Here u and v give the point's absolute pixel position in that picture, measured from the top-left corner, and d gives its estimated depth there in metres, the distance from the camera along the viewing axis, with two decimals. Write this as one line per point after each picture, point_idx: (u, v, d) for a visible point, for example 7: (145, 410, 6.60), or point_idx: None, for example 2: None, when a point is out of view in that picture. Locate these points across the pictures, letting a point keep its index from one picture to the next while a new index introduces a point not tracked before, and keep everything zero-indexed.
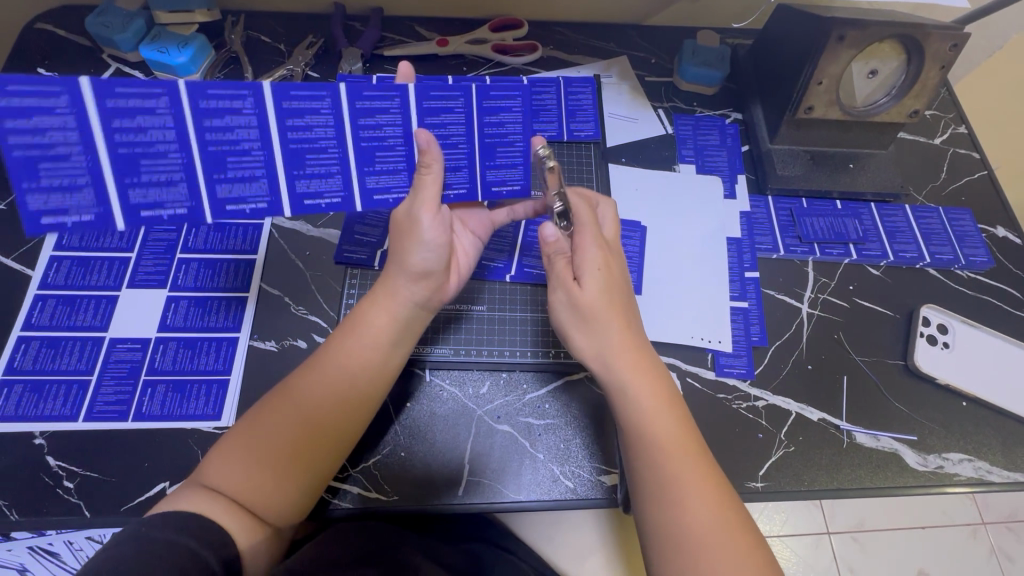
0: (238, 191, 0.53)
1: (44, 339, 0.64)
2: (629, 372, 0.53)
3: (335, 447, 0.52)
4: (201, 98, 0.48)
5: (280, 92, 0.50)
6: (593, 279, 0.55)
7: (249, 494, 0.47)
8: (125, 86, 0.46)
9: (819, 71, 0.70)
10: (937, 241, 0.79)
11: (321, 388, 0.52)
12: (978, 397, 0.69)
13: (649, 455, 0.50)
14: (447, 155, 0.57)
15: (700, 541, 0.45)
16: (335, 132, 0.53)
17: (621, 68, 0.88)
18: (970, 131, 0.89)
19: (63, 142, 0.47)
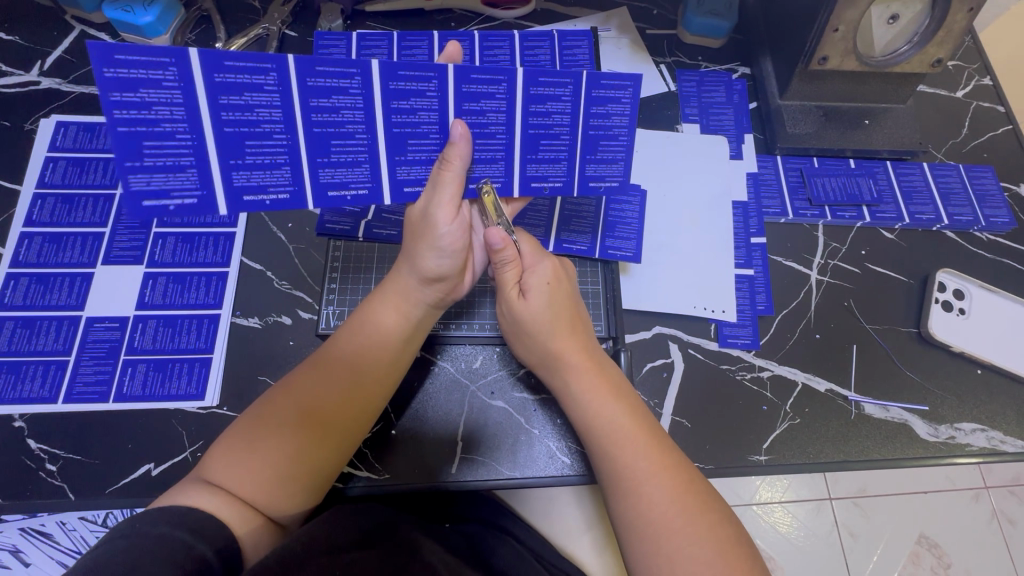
0: (340, 176, 0.51)
1: (18, 320, 0.61)
2: (572, 371, 0.54)
3: (339, 447, 0.50)
4: (309, 75, 0.44)
5: (388, 72, 0.46)
6: (538, 290, 0.56)
7: (255, 491, 0.45)
8: (232, 59, 0.42)
9: (837, 16, 0.63)
10: (956, 202, 0.74)
11: (333, 385, 0.50)
12: (993, 364, 0.66)
13: (602, 450, 0.50)
14: (545, 147, 0.54)
15: (659, 528, 0.45)
16: (438, 118, 0.50)
17: (620, 21, 0.82)
18: (994, 83, 0.83)
19: (170, 119, 0.43)
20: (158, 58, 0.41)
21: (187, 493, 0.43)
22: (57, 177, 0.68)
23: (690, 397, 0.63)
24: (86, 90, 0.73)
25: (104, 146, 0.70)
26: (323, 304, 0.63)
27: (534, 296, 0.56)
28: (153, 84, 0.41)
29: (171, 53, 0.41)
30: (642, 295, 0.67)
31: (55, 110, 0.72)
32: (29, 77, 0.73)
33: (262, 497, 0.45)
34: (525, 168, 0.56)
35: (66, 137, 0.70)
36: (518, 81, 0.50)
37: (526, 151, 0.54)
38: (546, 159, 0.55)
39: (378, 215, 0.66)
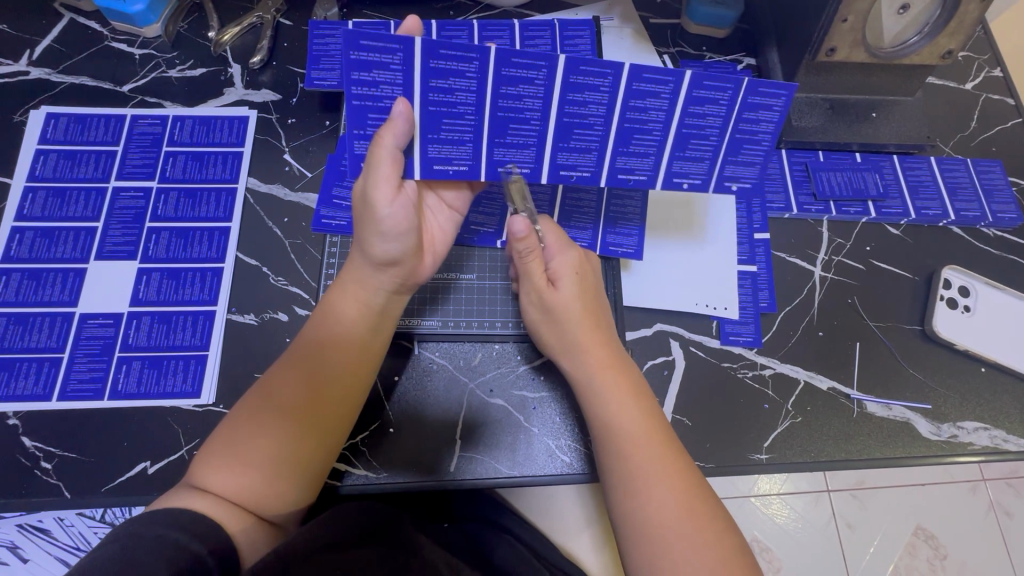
0: (511, 155, 0.54)
1: (11, 316, 0.60)
2: (594, 363, 0.54)
3: (324, 443, 0.49)
4: (505, 65, 0.47)
5: (502, 58, 0.47)
6: (566, 279, 0.56)
7: (238, 489, 0.44)
8: (447, 47, 0.46)
9: (845, 7, 0.61)
10: (963, 197, 0.73)
11: (304, 381, 0.49)
12: (997, 362, 0.65)
13: (613, 446, 0.49)
14: (636, 141, 0.54)
15: (663, 530, 0.45)
16: (541, 105, 0.50)
17: (623, 10, 0.80)
18: (1005, 75, 0.81)
19: (391, 96, 0.48)
20: (389, 44, 0.45)
21: (177, 498, 0.43)
22: (49, 170, 0.67)
23: (691, 396, 0.63)
24: (77, 80, 0.72)
25: (95, 138, 0.68)
26: (320, 301, 0.63)
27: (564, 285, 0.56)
28: (383, 66, 0.46)
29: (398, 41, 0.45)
30: (643, 291, 0.66)
31: (45, 101, 0.70)
32: (18, 67, 0.72)
33: (252, 497, 0.45)
34: (614, 160, 0.55)
35: (56, 129, 0.69)
36: (684, 81, 0.50)
37: (617, 144, 0.54)
38: (690, 156, 0.54)
39: None
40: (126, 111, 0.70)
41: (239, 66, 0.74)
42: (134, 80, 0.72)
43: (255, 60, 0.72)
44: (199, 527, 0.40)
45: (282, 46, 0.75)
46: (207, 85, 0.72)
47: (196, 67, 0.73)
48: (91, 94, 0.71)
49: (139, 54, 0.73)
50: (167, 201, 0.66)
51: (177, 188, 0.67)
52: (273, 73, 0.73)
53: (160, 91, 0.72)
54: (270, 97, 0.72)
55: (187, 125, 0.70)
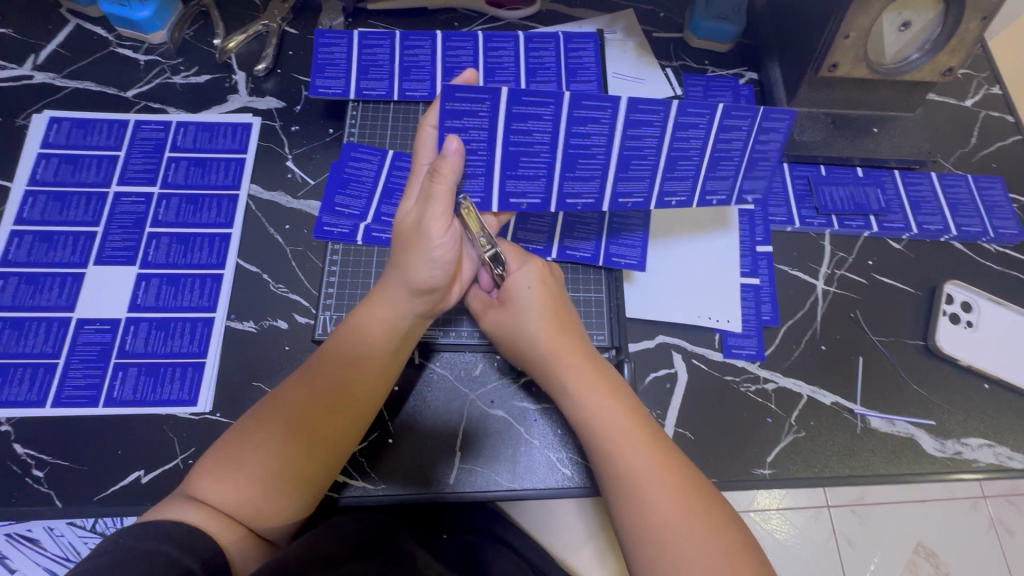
0: (578, 188, 0.56)
1: (6, 320, 0.60)
2: (569, 369, 0.53)
3: (331, 458, 0.48)
4: (577, 107, 0.50)
5: (573, 101, 0.50)
6: (524, 293, 0.56)
7: (237, 503, 0.44)
8: (529, 95, 0.49)
9: (848, 23, 0.62)
10: (964, 212, 0.73)
11: (322, 398, 0.48)
12: (1000, 379, 0.65)
13: (600, 451, 0.49)
14: (680, 167, 0.55)
15: (663, 528, 0.44)
16: (607, 142, 0.53)
17: (627, 23, 0.81)
18: (1004, 92, 0.82)
19: (476, 140, 0.51)
20: (477, 94, 0.49)
21: (171, 509, 0.42)
22: (50, 174, 0.66)
23: (694, 409, 0.62)
24: (81, 85, 0.72)
25: (97, 143, 0.68)
26: (319, 309, 0.62)
27: (522, 292, 0.55)
28: (472, 114, 0.50)
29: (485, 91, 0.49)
30: (645, 303, 0.66)
31: (47, 105, 0.70)
32: (22, 71, 0.72)
33: (253, 509, 0.44)
34: (661, 185, 0.57)
35: (59, 133, 0.68)
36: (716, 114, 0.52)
37: (665, 172, 0.55)
38: (717, 175, 0.56)
39: (378, 218, 0.65)
40: (129, 117, 0.70)
41: (243, 73, 0.74)
42: (138, 85, 0.72)
43: (260, 68, 0.73)
44: (188, 540, 0.39)
45: (287, 54, 0.75)
46: (211, 92, 0.72)
47: (200, 74, 0.73)
48: (95, 100, 0.71)
49: (144, 60, 0.74)
50: (166, 207, 0.66)
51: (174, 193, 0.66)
52: (277, 81, 0.74)
53: (164, 96, 0.72)
54: (274, 104, 0.72)
55: (190, 131, 0.70)
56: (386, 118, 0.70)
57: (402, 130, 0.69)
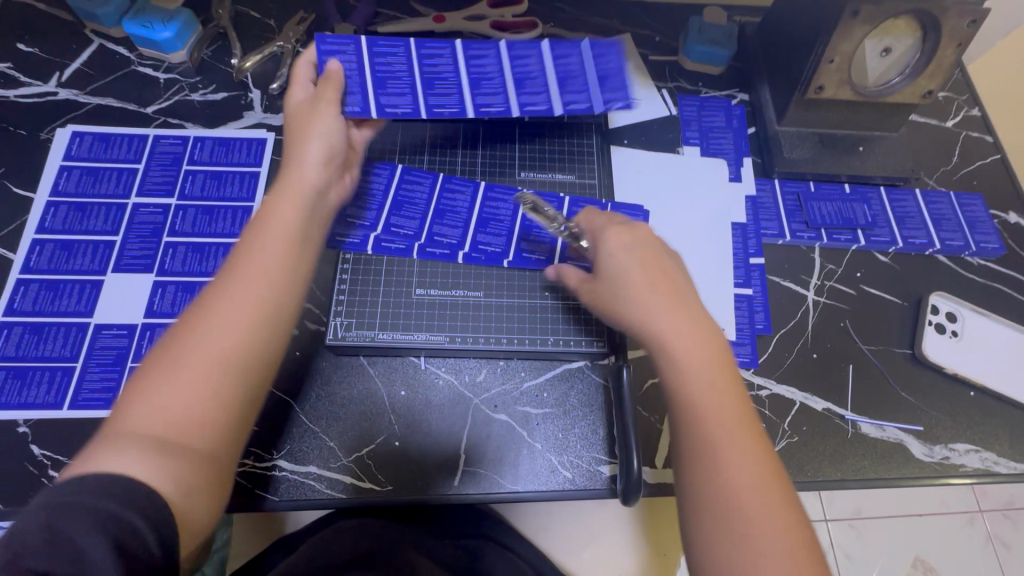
0: (532, 102, 0.65)
1: (27, 325, 0.62)
2: (671, 329, 0.51)
3: (236, 362, 0.45)
4: (513, 43, 0.66)
5: (507, 43, 0.66)
6: (620, 259, 0.55)
7: (153, 429, 0.41)
8: (473, 39, 0.66)
9: (832, 47, 0.66)
10: (947, 227, 0.76)
11: (224, 311, 0.46)
12: (985, 386, 0.68)
13: (690, 417, 0.47)
14: (617, 81, 0.66)
15: (741, 510, 0.43)
16: (547, 56, 0.66)
17: (624, 47, 0.85)
18: (982, 114, 0.86)
19: (440, 67, 0.64)
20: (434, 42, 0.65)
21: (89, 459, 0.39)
22: (71, 186, 0.69)
23: None
24: (102, 101, 0.75)
25: (118, 156, 0.71)
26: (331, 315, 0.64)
27: (614, 258, 0.56)
28: (432, 49, 0.65)
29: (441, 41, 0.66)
30: None
31: (70, 120, 0.73)
32: (46, 88, 0.75)
33: (178, 435, 0.41)
34: (606, 99, 0.65)
35: (80, 147, 0.71)
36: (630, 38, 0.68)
37: (606, 84, 0.66)
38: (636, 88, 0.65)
39: (387, 230, 0.67)
40: (149, 131, 0.73)
41: (258, 91, 0.77)
42: (157, 102, 0.75)
43: (275, 87, 0.76)
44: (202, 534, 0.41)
45: None
46: (228, 109, 0.76)
47: (217, 91, 0.77)
48: (116, 115, 0.74)
49: (164, 78, 0.77)
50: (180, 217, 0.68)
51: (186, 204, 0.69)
52: None
53: (182, 112, 0.75)
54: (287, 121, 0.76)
55: (207, 146, 0.73)
56: (396, 137, 0.73)
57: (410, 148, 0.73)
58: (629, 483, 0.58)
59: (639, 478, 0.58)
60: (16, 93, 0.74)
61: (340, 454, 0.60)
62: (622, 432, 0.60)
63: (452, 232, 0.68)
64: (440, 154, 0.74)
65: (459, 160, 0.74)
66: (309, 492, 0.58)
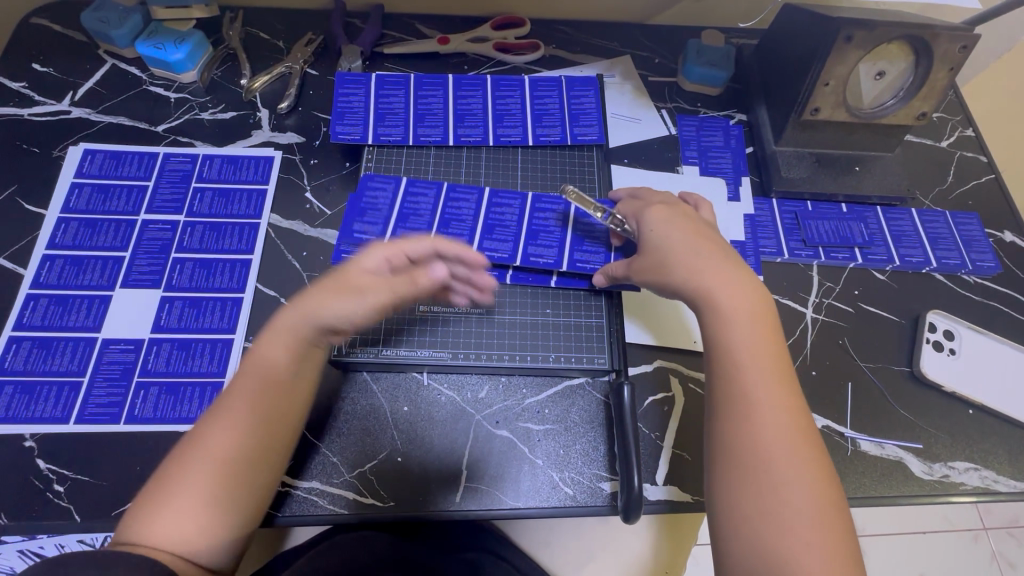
0: (508, 133, 0.78)
1: (36, 340, 0.63)
2: (718, 289, 0.56)
3: (245, 485, 0.50)
4: (497, 87, 0.81)
5: (494, 85, 0.81)
6: (661, 229, 0.63)
7: (181, 541, 0.46)
8: (467, 80, 0.81)
9: (826, 72, 0.68)
10: (943, 246, 0.77)
11: (231, 431, 0.50)
12: (984, 405, 0.68)
13: (730, 368, 0.52)
14: (583, 119, 0.80)
15: (763, 450, 0.47)
16: (525, 96, 0.81)
17: (624, 69, 0.87)
18: (976, 134, 0.88)
19: (435, 105, 0.79)
20: (433, 81, 0.80)
21: (124, 547, 0.45)
22: (82, 203, 0.70)
23: (690, 430, 0.65)
24: (114, 120, 0.77)
25: (128, 174, 0.73)
26: None
27: (660, 231, 0.62)
28: (431, 88, 0.80)
29: (438, 81, 0.81)
30: (643, 330, 0.70)
31: (83, 138, 0.75)
32: (60, 106, 0.77)
33: (201, 544, 0.47)
34: (573, 132, 0.79)
35: (92, 164, 0.73)
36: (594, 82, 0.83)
37: (572, 122, 0.79)
38: (591, 124, 0.79)
39: (393, 243, 0.69)
40: (159, 150, 0.75)
41: (267, 110, 0.79)
42: (168, 121, 0.77)
43: (283, 106, 0.78)
44: None
45: (308, 93, 0.81)
46: (237, 127, 0.77)
47: (226, 110, 0.78)
48: (128, 134, 0.76)
49: (175, 98, 0.79)
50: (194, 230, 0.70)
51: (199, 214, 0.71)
52: (298, 118, 0.79)
53: (192, 131, 0.77)
54: (294, 139, 0.77)
55: (215, 164, 0.74)
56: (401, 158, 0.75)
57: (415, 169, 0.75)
58: (630, 500, 0.58)
59: (639, 494, 0.58)
60: (29, 112, 0.76)
61: (343, 469, 0.60)
62: (623, 450, 0.60)
63: (459, 240, 0.69)
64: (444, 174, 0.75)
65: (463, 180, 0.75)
66: (309, 507, 0.58)
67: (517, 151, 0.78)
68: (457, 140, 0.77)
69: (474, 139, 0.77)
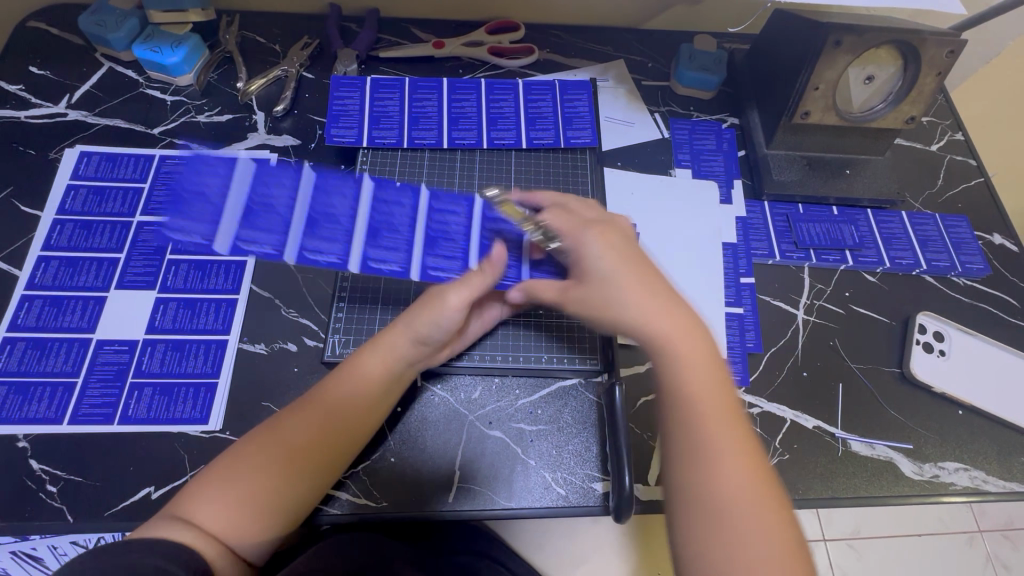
0: (501, 136, 0.79)
1: (30, 341, 0.63)
2: (667, 329, 0.53)
3: (309, 483, 0.52)
4: (491, 91, 0.82)
5: (488, 88, 0.82)
6: (606, 257, 0.57)
7: (226, 525, 0.48)
8: (461, 83, 0.82)
9: (816, 76, 0.69)
10: (933, 248, 0.78)
11: (310, 433, 0.53)
12: (973, 405, 0.68)
13: (684, 416, 0.50)
14: (577, 122, 0.81)
15: (725, 512, 0.45)
16: (519, 100, 0.81)
17: (617, 72, 0.88)
18: (966, 138, 0.89)
19: (429, 108, 0.79)
20: (427, 85, 0.81)
21: (162, 529, 0.46)
22: (78, 205, 0.71)
23: None
24: (111, 122, 0.77)
25: (124, 176, 0.73)
26: (329, 333, 0.65)
27: (592, 252, 0.57)
28: (425, 92, 0.80)
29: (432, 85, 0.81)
30: (635, 331, 0.70)
31: (79, 140, 0.75)
32: (56, 109, 0.77)
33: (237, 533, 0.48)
34: (567, 135, 0.80)
35: (88, 166, 0.73)
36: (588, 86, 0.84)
37: (566, 125, 0.80)
38: (583, 127, 0.80)
39: None
40: (155, 152, 0.75)
41: (263, 113, 0.79)
42: (164, 123, 0.78)
43: (279, 109, 0.79)
44: None
45: (304, 96, 0.81)
46: (232, 129, 0.78)
47: (222, 113, 0.79)
48: (124, 136, 0.76)
49: (171, 101, 0.79)
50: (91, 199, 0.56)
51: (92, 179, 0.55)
52: (294, 121, 0.79)
53: (188, 133, 0.77)
54: (290, 142, 0.78)
55: None
56: (395, 161, 0.75)
57: (409, 172, 0.75)
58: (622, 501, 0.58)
59: (631, 496, 0.58)
60: (26, 114, 0.77)
61: (337, 470, 0.60)
62: (614, 450, 0.61)
63: (396, 254, 0.61)
64: (438, 176, 0.75)
65: (457, 182, 0.75)
66: None
67: (510, 154, 0.78)
68: (451, 143, 0.77)
69: (468, 142, 0.78)
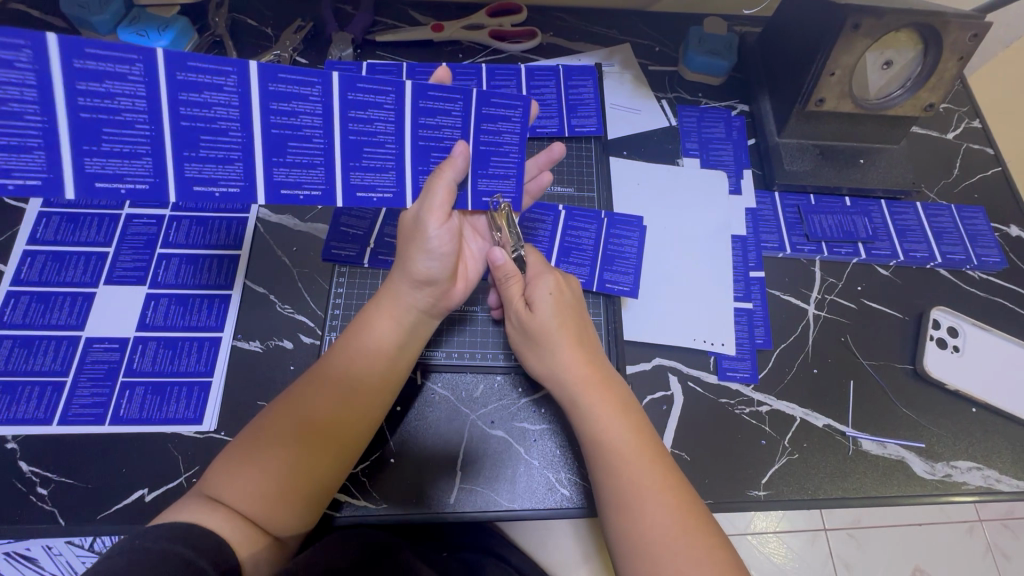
0: None
1: (17, 339, 0.61)
2: (570, 385, 0.55)
3: (335, 455, 0.49)
4: (492, 76, 0.78)
5: (489, 74, 0.78)
6: (542, 300, 0.58)
7: (255, 503, 0.45)
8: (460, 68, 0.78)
9: (832, 62, 0.66)
10: (948, 240, 0.76)
11: (325, 399, 0.50)
12: (987, 403, 0.67)
13: (605, 462, 0.50)
14: (581, 109, 0.78)
15: (651, 550, 0.45)
16: (521, 85, 0.78)
17: (624, 57, 0.85)
18: (984, 125, 0.86)
19: None
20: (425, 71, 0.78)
21: (189, 508, 0.44)
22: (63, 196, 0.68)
23: (689, 429, 0.63)
24: None
25: None
26: (325, 329, 0.64)
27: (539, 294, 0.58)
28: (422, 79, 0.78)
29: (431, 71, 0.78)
30: (641, 326, 0.68)
31: None
32: None
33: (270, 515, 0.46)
34: (570, 122, 0.77)
35: None
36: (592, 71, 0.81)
37: (569, 112, 0.78)
38: (587, 115, 0.78)
39: (382, 241, 0.68)
40: None
41: None
42: None
43: None
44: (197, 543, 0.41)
45: None
46: None
47: None
48: None
49: None
50: (79, 148, 0.44)
51: (71, 128, 0.43)
52: None
53: None
54: None
55: None
56: None
57: None
58: None
59: None
60: None
61: None
62: None
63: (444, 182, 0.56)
64: None
65: None
66: None
67: None
68: None
69: None
